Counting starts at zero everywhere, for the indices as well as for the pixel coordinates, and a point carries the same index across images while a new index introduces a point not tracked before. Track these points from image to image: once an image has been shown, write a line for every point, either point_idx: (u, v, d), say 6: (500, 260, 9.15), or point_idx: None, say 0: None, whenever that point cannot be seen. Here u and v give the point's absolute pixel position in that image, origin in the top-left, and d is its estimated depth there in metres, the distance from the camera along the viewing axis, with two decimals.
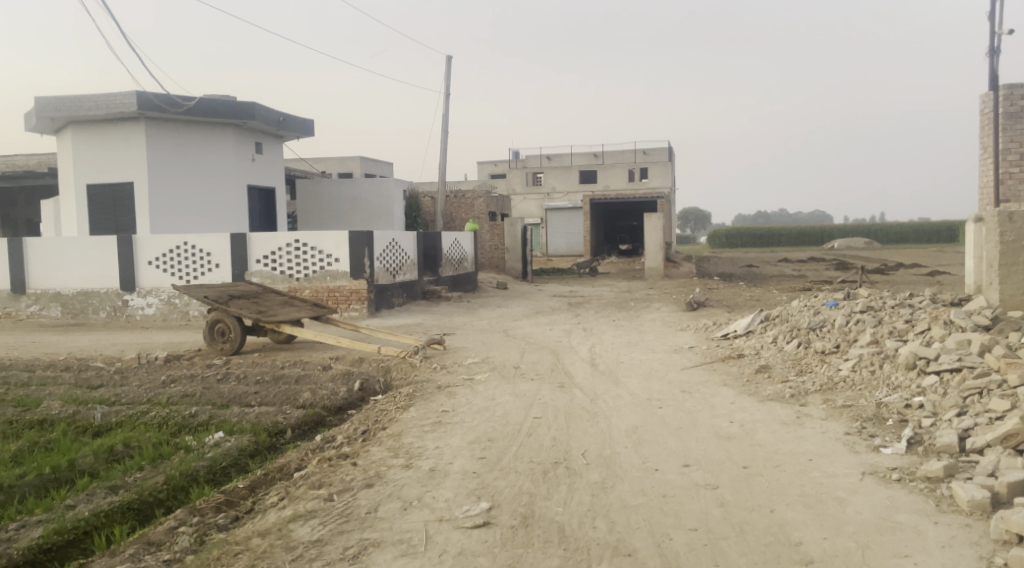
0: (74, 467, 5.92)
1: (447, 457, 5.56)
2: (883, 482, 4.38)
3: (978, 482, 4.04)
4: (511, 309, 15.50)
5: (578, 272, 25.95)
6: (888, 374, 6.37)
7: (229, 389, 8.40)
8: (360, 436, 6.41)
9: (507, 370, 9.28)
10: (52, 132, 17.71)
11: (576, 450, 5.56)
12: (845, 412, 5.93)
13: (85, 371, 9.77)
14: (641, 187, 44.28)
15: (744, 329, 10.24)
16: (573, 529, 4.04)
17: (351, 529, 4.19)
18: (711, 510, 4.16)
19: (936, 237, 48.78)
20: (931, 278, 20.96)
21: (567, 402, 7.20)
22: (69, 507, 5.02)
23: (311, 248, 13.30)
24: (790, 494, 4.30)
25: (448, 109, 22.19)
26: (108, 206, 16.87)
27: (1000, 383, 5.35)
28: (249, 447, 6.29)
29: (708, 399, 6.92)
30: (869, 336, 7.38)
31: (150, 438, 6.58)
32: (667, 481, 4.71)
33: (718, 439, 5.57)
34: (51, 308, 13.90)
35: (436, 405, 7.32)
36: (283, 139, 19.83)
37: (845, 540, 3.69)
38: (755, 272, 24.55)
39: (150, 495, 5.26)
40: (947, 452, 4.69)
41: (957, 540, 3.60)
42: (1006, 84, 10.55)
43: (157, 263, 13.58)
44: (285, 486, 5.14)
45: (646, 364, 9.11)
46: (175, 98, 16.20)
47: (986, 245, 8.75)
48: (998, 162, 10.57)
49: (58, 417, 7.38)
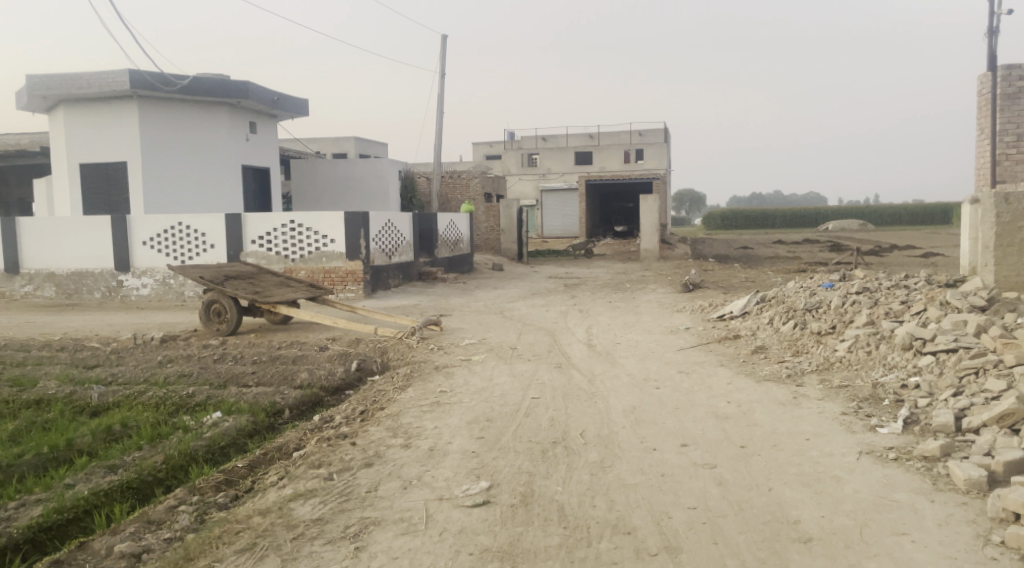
0: (72, 446, 5.92)
1: (446, 436, 5.58)
2: (880, 461, 4.41)
3: (974, 461, 4.08)
4: (507, 290, 15.53)
5: (573, 253, 25.96)
6: (884, 354, 6.40)
7: (225, 369, 8.42)
8: (358, 416, 6.43)
9: (504, 350, 9.31)
10: (44, 110, 17.54)
11: (574, 430, 5.59)
12: (841, 392, 5.96)
13: (80, 351, 9.75)
14: (637, 169, 44.19)
15: (740, 310, 10.27)
16: (573, 508, 4.06)
17: (351, 507, 4.21)
18: (709, 489, 4.19)
19: (930, 219, 48.95)
20: (925, 260, 21.03)
21: (565, 382, 7.23)
22: (69, 486, 5.03)
23: (306, 228, 13.27)
24: (788, 473, 4.32)
25: (444, 88, 22.07)
26: (101, 186, 16.77)
27: (996, 363, 5.38)
28: (248, 427, 6.31)
29: (705, 379, 6.96)
30: (865, 317, 7.41)
31: (149, 418, 6.58)
32: (666, 460, 4.73)
33: (715, 419, 5.60)
34: (44, 288, 13.83)
35: (433, 386, 7.35)
36: (277, 119, 19.69)
37: (843, 518, 3.72)
38: (750, 253, 24.62)
39: (148, 474, 5.27)
40: (943, 431, 4.73)
41: (954, 518, 3.63)
42: (1005, 65, 10.52)
43: (151, 244, 13.51)
44: (285, 465, 5.16)
45: (643, 345, 9.14)
46: (168, 77, 16.06)
47: (983, 227, 8.78)
48: (994, 144, 10.59)
49: (55, 397, 7.38)
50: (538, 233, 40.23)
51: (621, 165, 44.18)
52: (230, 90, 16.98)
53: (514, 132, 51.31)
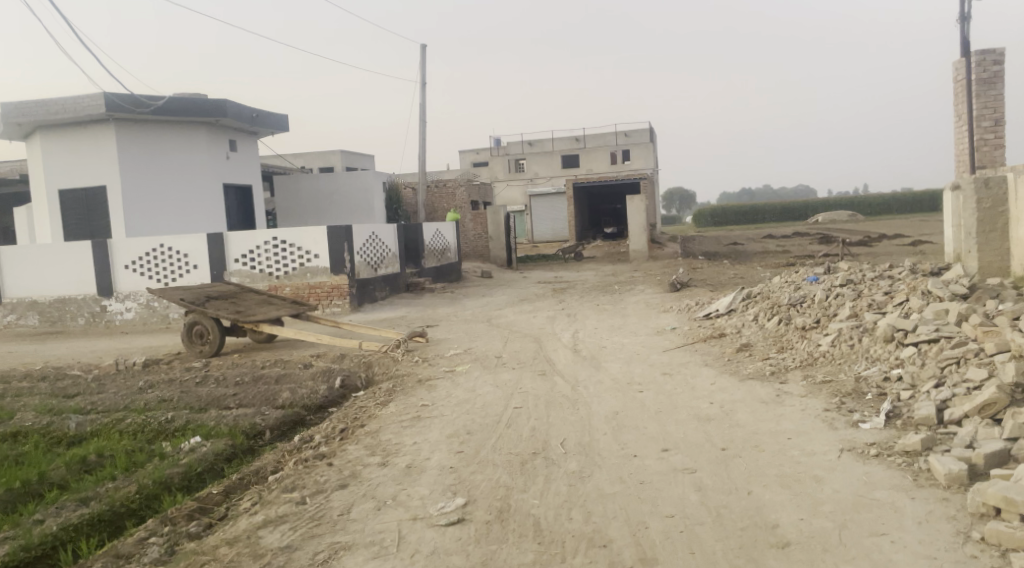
0: (45, 480, 5.78)
1: (424, 452, 5.48)
2: (861, 457, 4.33)
3: (955, 455, 4.00)
4: (495, 297, 15.42)
5: (562, 256, 25.88)
6: (866, 347, 6.33)
7: (207, 392, 8.27)
8: (338, 435, 6.31)
9: (489, 359, 9.20)
10: (20, 137, 17.37)
11: (555, 440, 5.49)
12: (824, 388, 5.88)
13: (61, 380, 9.59)
14: (624, 169, 44.15)
15: (726, 308, 10.20)
16: (549, 522, 3.96)
17: (322, 532, 4.11)
18: (688, 495, 4.09)
19: (918, 207, 49.10)
20: (914, 248, 21.01)
21: (548, 390, 7.13)
22: (38, 522, 4.90)
23: (289, 245, 13.14)
24: (768, 475, 4.24)
25: (425, 97, 21.98)
26: (81, 211, 16.62)
27: (976, 351, 5.32)
28: (226, 451, 6.18)
29: (689, 381, 6.86)
30: (848, 311, 7.34)
31: (125, 446, 6.45)
32: (645, 467, 4.64)
33: (697, 421, 5.51)
34: (27, 316, 13.67)
35: (415, 400, 7.23)
36: (257, 136, 19.57)
37: (822, 520, 3.63)
38: (740, 249, 24.59)
39: (122, 505, 5.16)
40: (924, 424, 4.65)
41: (934, 515, 3.55)
42: (978, 50, 10.51)
43: (134, 267, 13.37)
44: (260, 490, 5.03)
45: (629, 347, 9.05)
46: (140, 98, 15.88)
47: (964, 213, 8.74)
48: (972, 129, 10.55)
49: (31, 428, 7.23)
50: (528, 238, 40.27)
51: (607, 167, 44.17)
52: (207, 109, 16.85)
53: (500, 138, 51.30)
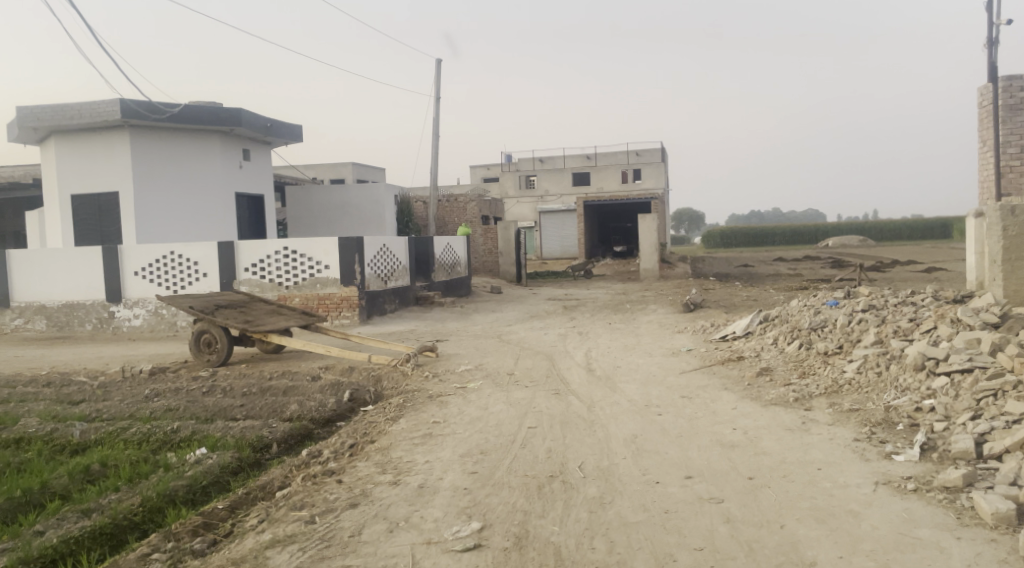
0: (46, 489, 5.62)
1: (437, 472, 5.30)
2: (898, 492, 4.14)
3: (1001, 492, 3.81)
4: (505, 313, 15.25)
5: (573, 274, 25.69)
6: (895, 376, 6.13)
7: (214, 402, 8.09)
8: (347, 450, 6.13)
9: (501, 377, 9.00)
10: (35, 141, 17.37)
11: (573, 463, 5.29)
12: (853, 416, 5.67)
13: (67, 387, 9.43)
14: (635, 188, 44.04)
15: (743, 331, 9.99)
16: (571, 552, 3.79)
17: (332, 555, 3.97)
18: (717, 526, 3.91)
19: (930, 234, 48.76)
20: (928, 276, 20.71)
21: (563, 411, 6.92)
22: (38, 533, 4.75)
23: (300, 255, 13.01)
24: (800, 508, 4.04)
25: (440, 111, 21.95)
26: (93, 216, 16.59)
27: (1015, 385, 5.13)
28: (232, 464, 5.99)
29: (709, 404, 6.66)
30: (872, 337, 7.16)
31: (129, 456, 6.26)
32: (669, 495, 4.45)
33: (721, 448, 5.31)
34: (35, 321, 13.58)
35: (426, 416, 7.05)
36: (271, 146, 19.54)
37: (863, 560, 3.45)
38: (752, 271, 24.40)
39: (124, 518, 5.00)
40: (963, 458, 4.47)
41: (983, 559, 3.36)
42: (1005, 76, 10.33)
43: (143, 273, 13.27)
44: (266, 507, 4.86)
45: (645, 368, 8.84)
46: (156, 104, 15.83)
47: (989, 240, 8.53)
48: (998, 156, 10.37)
49: (35, 435, 7.06)
50: (537, 255, 40.28)
51: (619, 185, 44.10)
52: (222, 118, 16.79)
53: (511, 154, 51.39)
